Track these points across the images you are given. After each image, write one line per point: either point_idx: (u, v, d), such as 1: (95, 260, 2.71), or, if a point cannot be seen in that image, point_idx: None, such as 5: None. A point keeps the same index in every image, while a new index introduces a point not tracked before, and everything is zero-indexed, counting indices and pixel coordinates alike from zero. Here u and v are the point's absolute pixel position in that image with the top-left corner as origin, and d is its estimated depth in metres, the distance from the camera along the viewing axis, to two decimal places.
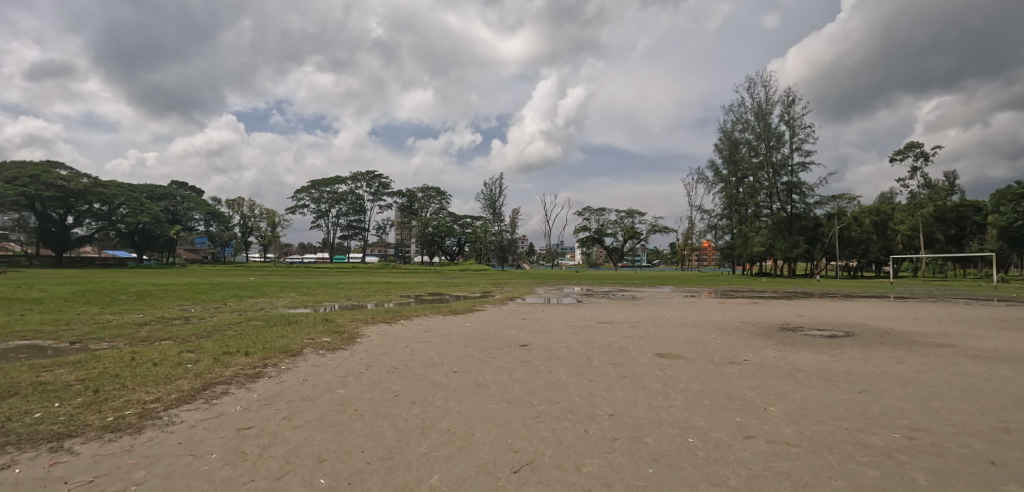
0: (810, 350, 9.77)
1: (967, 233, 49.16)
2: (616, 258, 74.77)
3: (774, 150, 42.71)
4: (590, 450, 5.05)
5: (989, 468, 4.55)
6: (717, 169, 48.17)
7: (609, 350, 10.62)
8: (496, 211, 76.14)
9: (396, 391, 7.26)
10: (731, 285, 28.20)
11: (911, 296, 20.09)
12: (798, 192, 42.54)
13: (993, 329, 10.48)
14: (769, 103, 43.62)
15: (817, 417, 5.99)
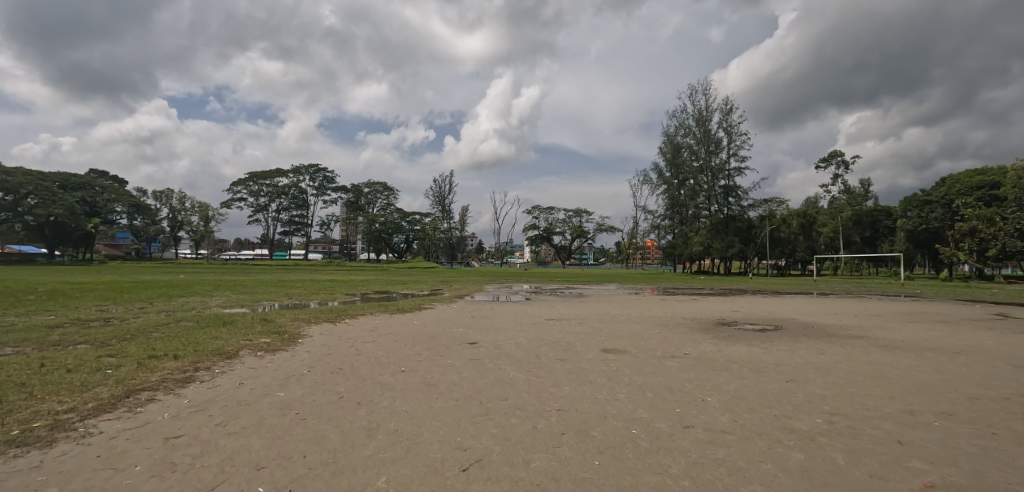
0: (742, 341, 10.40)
1: (880, 235, 54.12)
2: (564, 256, 76.14)
3: (713, 155, 45.31)
4: (539, 446, 5.13)
5: (896, 446, 5.07)
6: (661, 172, 50.01)
7: (556, 346, 10.82)
8: (445, 208, 75.00)
9: (340, 393, 7.02)
10: (674, 283, 29.40)
11: (834, 292, 21.83)
12: (734, 195, 45.17)
13: (899, 322, 11.67)
14: (709, 110, 45.98)
15: (749, 406, 6.42)
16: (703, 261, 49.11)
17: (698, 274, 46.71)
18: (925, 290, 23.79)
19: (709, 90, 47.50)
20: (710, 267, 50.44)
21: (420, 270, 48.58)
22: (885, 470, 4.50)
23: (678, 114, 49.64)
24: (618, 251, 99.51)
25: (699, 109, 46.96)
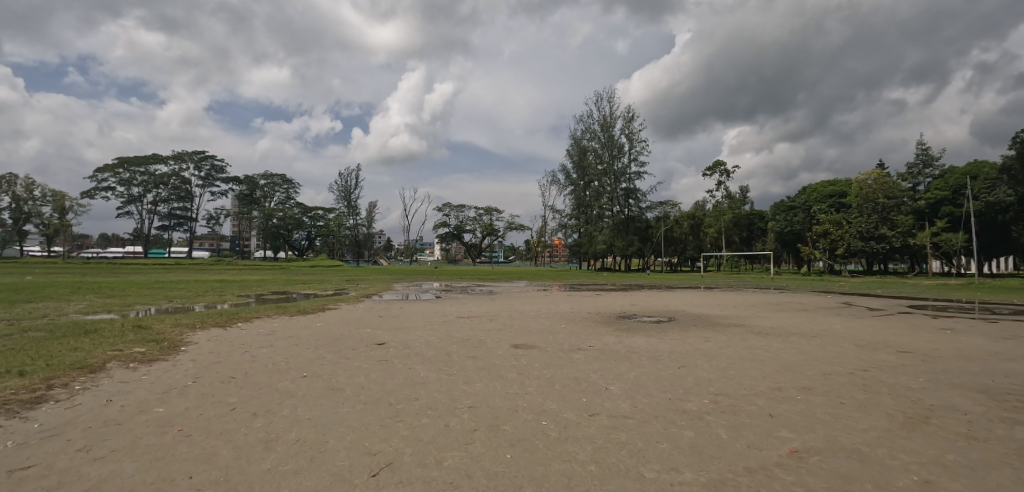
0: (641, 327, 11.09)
1: (754, 235, 61.16)
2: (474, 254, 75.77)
3: (616, 159, 48.37)
4: (451, 444, 4.10)
5: (836, 412, 4.46)
6: (568, 173, 52.21)
7: (467, 344, 10.86)
8: (351, 203, 70.64)
9: (234, 404, 5.79)
10: (582, 280, 30.87)
11: (720, 286, 24.35)
12: (634, 198, 48.45)
13: (767, 311, 13.44)
14: (613, 117, 48.91)
15: (648, 392, 5.32)
16: (607, 258, 51.38)
17: (602, 271, 49.44)
18: (790, 283, 27.49)
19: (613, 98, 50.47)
20: (612, 265, 53.71)
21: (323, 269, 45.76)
22: (757, 439, 3.66)
23: (584, 119, 52.12)
24: (526, 250, 101.50)
25: (605, 115, 49.56)
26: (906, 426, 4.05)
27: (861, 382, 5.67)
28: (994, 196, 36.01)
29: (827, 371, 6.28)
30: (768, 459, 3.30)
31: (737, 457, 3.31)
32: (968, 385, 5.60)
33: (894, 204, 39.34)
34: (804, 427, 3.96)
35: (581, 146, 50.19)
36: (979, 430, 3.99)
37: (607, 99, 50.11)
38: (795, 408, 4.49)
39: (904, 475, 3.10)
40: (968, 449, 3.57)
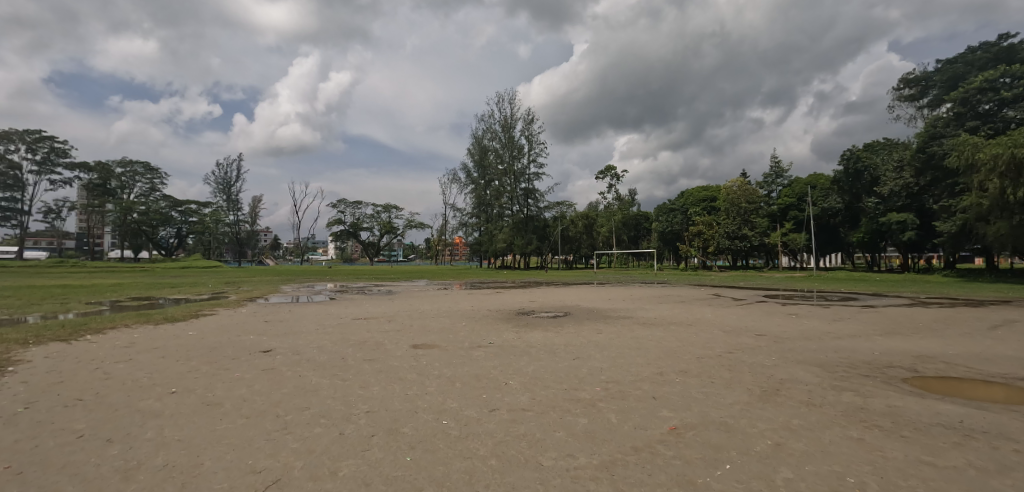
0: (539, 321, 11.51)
1: (641, 235, 66.00)
2: (372, 253, 72.27)
3: (516, 159, 49.46)
4: (347, 453, 3.69)
5: (718, 397, 4.76)
6: (469, 171, 52.14)
7: (363, 346, 10.44)
8: (231, 197, 64.13)
9: (80, 431, 4.78)
10: (481, 278, 31.05)
11: (610, 282, 26.06)
12: (533, 198, 49.94)
13: (651, 304, 14.66)
14: (514, 118, 49.77)
15: (544, 384, 4.97)
16: (506, 257, 52.50)
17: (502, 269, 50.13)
18: (671, 278, 30.19)
19: (514, 99, 51.27)
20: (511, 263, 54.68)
21: (196, 271, 40.97)
22: (641, 420, 3.92)
23: (485, 117, 52.29)
24: (426, 248, 99.51)
25: (505, 116, 50.41)
26: (762, 399, 4.67)
27: (726, 362, 6.46)
28: (828, 203, 42.83)
29: (700, 354, 7.06)
30: (652, 438, 3.53)
31: (626, 438, 3.46)
32: (807, 360, 6.63)
33: (753, 208, 44.95)
34: (681, 405, 4.36)
35: (482, 145, 50.44)
36: (814, 398, 4.74)
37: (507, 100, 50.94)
38: (674, 389, 4.94)
39: (761, 441, 3.57)
40: (808, 415, 4.22)
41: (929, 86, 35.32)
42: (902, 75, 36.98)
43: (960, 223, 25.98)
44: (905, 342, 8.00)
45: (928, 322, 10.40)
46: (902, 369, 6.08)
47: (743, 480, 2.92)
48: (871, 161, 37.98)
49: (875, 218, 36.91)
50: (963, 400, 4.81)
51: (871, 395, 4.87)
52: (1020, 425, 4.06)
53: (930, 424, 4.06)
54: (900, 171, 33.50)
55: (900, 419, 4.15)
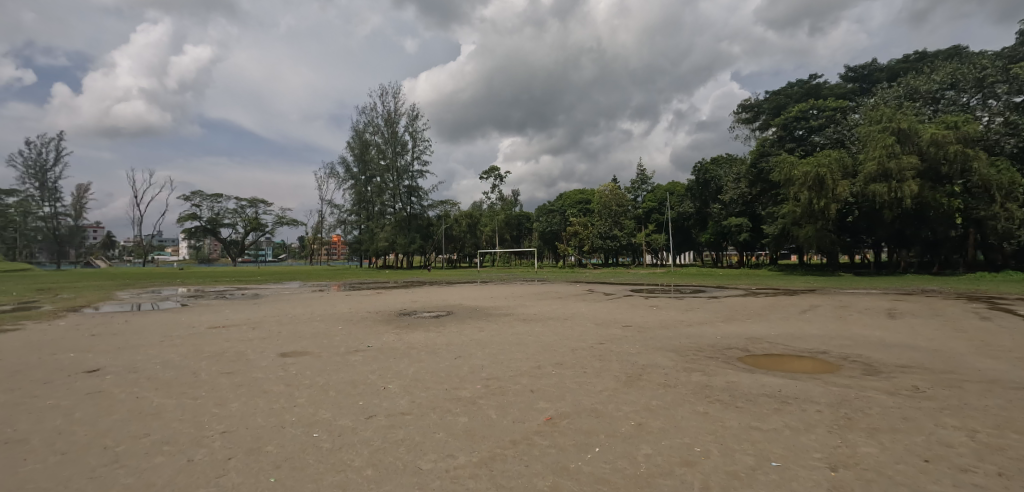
0: (421, 320, 11.33)
1: (523, 234, 68.18)
2: (236, 252, 65.10)
3: (399, 156, 48.13)
4: (197, 481, 3.07)
5: (589, 385, 5.10)
6: (348, 166, 49.45)
7: (222, 355, 9.35)
8: (49, 186, 53.45)
9: None
10: (361, 278, 29.63)
11: (493, 280, 26.53)
12: (416, 196, 48.98)
13: (532, 300, 15.22)
14: (398, 113, 48.26)
15: (425, 385, 4.90)
16: (388, 257, 50.78)
17: (383, 269, 48.39)
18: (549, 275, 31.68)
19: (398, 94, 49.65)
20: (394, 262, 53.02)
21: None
22: (519, 413, 4.06)
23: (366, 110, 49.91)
24: (299, 247, 92.24)
25: (388, 110, 48.72)
26: (627, 384, 5.11)
27: (598, 352, 6.96)
28: (682, 208, 48.19)
29: (574, 346, 7.51)
30: (529, 429, 3.68)
31: (505, 433, 3.55)
32: (665, 346, 7.40)
33: (622, 211, 48.89)
34: (556, 396, 4.60)
35: (363, 139, 48.14)
36: (670, 380, 5.31)
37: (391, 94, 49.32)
38: (550, 381, 5.19)
39: (626, 422, 3.91)
40: (664, 395, 4.72)
41: (760, 112, 41.44)
42: (741, 101, 42.77)
43: (781, 226, 30.91)
44: (740, 326, 9.33)
45: (757, 309, 12.22)
46: (738, 350, 7.08)
47: (609, 460, 3.17)
48: (716, 173, 43.51)
49: (720, 221, 42.41)
50: (782, 372, 5.74)
51: (715, 374, 5.59)
52: (821, 390, 4.96)
53: (758, 395, 4.78)
54: (738, 182, 38.70)
55: (736, 393, 4.84)
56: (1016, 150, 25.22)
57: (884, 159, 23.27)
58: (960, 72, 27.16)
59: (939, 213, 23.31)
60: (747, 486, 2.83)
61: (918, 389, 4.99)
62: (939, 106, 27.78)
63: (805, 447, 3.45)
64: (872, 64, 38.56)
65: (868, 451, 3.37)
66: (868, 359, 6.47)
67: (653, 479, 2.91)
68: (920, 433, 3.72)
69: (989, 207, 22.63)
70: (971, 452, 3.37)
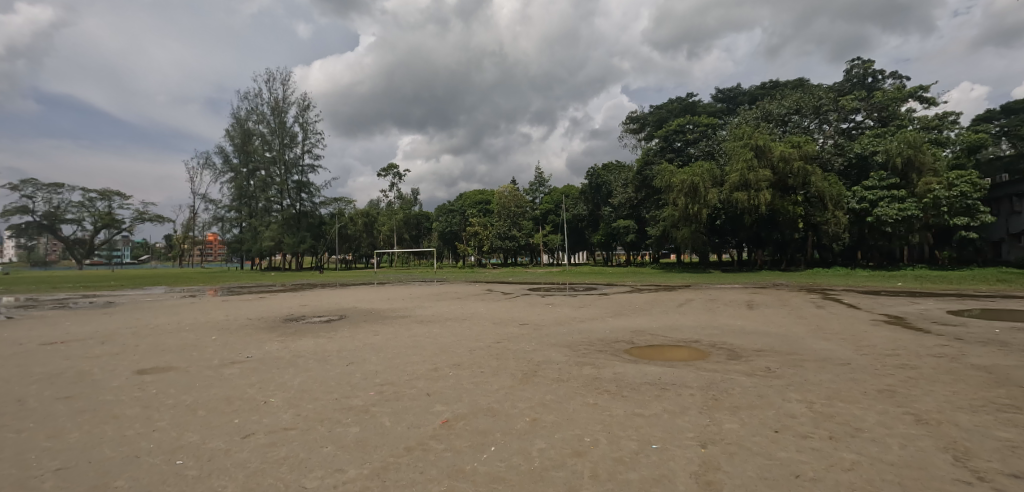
0: (310, 325, 10.62)
1: (422, 234, 67.01)
2: (82, 253, 55.99)
3: (287, 148, 44.78)
4: None
5: (486, 384, 5.13)
6: (227, 157, 44.92)
7: (60, 374, 7.95)
8: None
9: None
10: (240, 281, 27.10)
11: (389, 282, 25.71)
12: (306, 191, 45.89)
13: (430, 302, 15.00)
14: (287, 102, 44.86)
15: (312, 396, 4.60)
16: (274, 257, 46.97)
17: (268, 271, 44.65)
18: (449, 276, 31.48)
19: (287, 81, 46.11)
20: (281, 263, 49.21)
21: None
22: (414, 418, 3.96)
23: (249, 96, 45.67)
24: (165, 248, 81.89)
25: (275, 98, 45.08)
26: (522, 381, 5.24)
27: (495, 351, 7.04)
28: (577, 211, 50.64)
29: (472, 347, 7.52)
30: (425, 434, 3.61)
31: (398, 440, 3.44)
32: (559, 343, 7.70)
33: (520, 212, 50.09)
34: (453, 398, 4.58)
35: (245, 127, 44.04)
36: (563, 374, 5.53)
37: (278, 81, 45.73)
38: (447, 383, 5.15)
39: (521, 419, 4.00)
40: (558, 389, 4.91)
41: (646, 124, 44.96)
42: (629, 114, 46.04)
43: (662, 228, 33.71)
44: (627, 321, 10.00)
45: (641, 304, 13.22)
46: (624, 343, 7.59)
47: (505, 458, 3.20)
48: (607, 179, 46.39)
49: (610, 223, 45.26)
50: (661, 361, 6.27)
51: (603, 366, 5.94)
52: (694, 375, 5.49)
53: (641, 383, 5.17)
54: (626, 187, 41.51)
55: (621, 383, 5.18)
56: (843, 168, 29.77)
57: (745, 172, 26.45)
58: (803, 100, 31.72)
59: (787, 219, 27.00)
60: (628, 470, 3.03)
61: (770, 370, 5.73)
62: (787, 128, 31.90)
63: (680, 428, 3.78)
64: (737, 89, 43.76)
65: (731, 427, 3.79)
66: (731, 345, 7.31)
67: (546, 473, 2.99)
68: (771, 408, 4.28)
69: (823, 213, 26.68)
70: (810, 420, 3.94)
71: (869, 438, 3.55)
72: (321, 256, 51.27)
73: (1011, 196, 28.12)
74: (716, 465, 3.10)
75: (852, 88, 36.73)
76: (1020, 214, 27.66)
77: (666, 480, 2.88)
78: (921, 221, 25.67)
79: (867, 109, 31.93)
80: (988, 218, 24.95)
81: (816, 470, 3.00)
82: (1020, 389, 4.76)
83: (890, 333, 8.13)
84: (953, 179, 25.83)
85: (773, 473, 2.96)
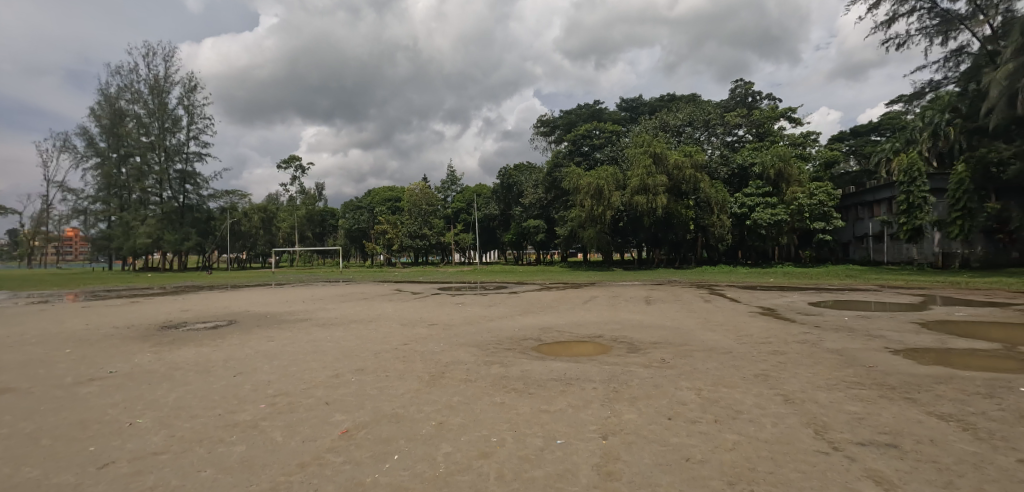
0: (193, 333, 9.56)
1: (327, 231, 63.51)
2: None
3: (168, 133, 40.25)
4: None
5: (391, 389, 4.95)
6: (91, 139, 39.29)
7: None
8: None
9: None
10: (108, 284, 23.81)
11: (288, 282, 24.05)
12: (192, 183, 41.55)
13: (334, 303, 14.25)
14: (169, 81, 40.18)
15: (190, 414, 4.14)
16: (151, 256, 41.96)
17: (143, 271, 39.76)
18: (355, 276, 30.24)
19: (170, 58, 41.31)
20: (160, 262, 44.10)
21: None
22: (310, 431, 3.70)
23: (122, 71, 40.36)
24: (9, 245, 69.76)
25: (155, 76, 40.28)
26: (429, 384, 5.12)
27: (402, 354, 6.85)
28: (488, 210, 50.94)
29: (377, 350, 7.25)
30: (322, 448, 3.38)
31: (291, 456, 3.19)
32: (468, 342, 7.67)
33: (432, 210, 49.27)
34: (355, 406, 4.36)
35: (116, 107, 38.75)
36: (471, 375, 5.51)
37: (159, 58, 40.93)
38: (349, 390, 4.89)
39: (427, 423, 3.90)
40: (465, 390, 4.86)
41: (556, 128, 46.42)
42: (540, 117, 47.25)
43: (570, 228, 34.99)
44: (535, 319, 10.22)
45: (550, 302, 13.57)
46: (532, 340, 7.73)
47: (409, 466, 3.08)
48: (518, 179, 47.27)
49: (520, 223, 46.13)
50: (566, 357, 6.48)
51: (512, 365, 6.01)
52: (596, 369, 5.74)
53: (547, 379, 5.30)
54: (536, 188, 42.47)
55: (530, 380, 5.27)
56: (727, 176, 32.68)
57: (644, 177, 28.26)
58: (695, 113, 34.60)
59: (680, 221, 29.27)
60: (534, 467, 3.06)
61: (664, 361, 6.14)
62: (682, 138, 34.57)
63: (583, 422, 3.91)
64: (639, 99, 46.69)
65: (630, 418, 4.00)
66: (631, 339, 7.75)
67: (451, 477, 2.92)
68: (665, 397, 4.58)
69: (710, 216, 29.29)
70: (698, 406, 4.28)
71: (748, 419, 3.93)
72: (210, 255, 46.74)
73: (857, 205, 32.86)
74: (616, 455, 3.24)
75: (736, 105, 40.79)
76: (863, 221, 32.44)
77: (569, 474, 2.95)
78: (789, 225, 29.49)
79: (747, 125, 35.55)
80: (839, 224, 29.30)
81: (703, 453, 3.25)
82: (864, 368, 5.56)
83: (764, 323, 9.11)
84: (813, 190, 29.87)
85: (666, 459, 3.15)
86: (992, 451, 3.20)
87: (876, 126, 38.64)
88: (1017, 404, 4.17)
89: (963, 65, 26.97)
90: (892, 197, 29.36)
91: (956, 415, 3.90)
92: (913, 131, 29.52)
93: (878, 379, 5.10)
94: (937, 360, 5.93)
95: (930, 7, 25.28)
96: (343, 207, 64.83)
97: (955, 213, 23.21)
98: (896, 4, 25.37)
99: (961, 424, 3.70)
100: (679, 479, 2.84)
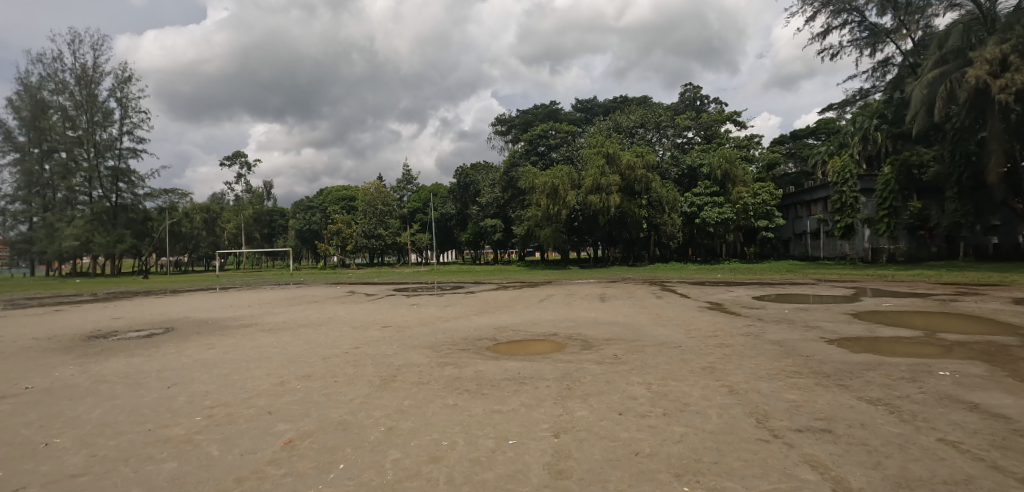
0: (124, 343, 8.86)
1: (276, 232, 61.13)
2: None
3: (99, 127, 37.71)
4: None
5: (338, 396, 4.74)
6: (9, 133, 36.01)
7: None
8: None
9: None
10: (30, 291, 21.90)
11: (233, 286, 22.95)
12: (125, 181, 39.02)
13: (283, 307, 13.72)
14: (98, 71, 37.40)
15: (116, 430, 3.85)
16: (80, 260, 39.03)
17: (70, 277, 36.88)
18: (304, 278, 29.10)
19: (99, 46, 38.57)
20: (90, 267, 41.03)
21: None
22: (253, 443, 3.51)
23: (45, 59, 37.35)
24: None
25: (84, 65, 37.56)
26: (379, 388, 5.01)
27: (351, 358, 6.63)
28: (445, 210, 50.59)
29: (326, 354, 6.99)
30: (262, 461, 3.22)
31: (228, 471, 3.03)
32: (421, 344, 7.52)
33: (387, 210, 48.20)
34: (300, 415, 4.17)
35: (37, 97, 35.58)
36: (424, 377, 5.41)
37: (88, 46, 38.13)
38: (294, 398, 4.69)
39: (375, 429, 3.80)
40: (417, 393, 4.76)
41: (512, 127, 46.51)
42: (497, 116, 47.31)
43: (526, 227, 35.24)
44: (489, 318, 10.17)
45: (506, 301, 13.55)
46: (486, 340, 7.69)
47: (353, 476, 2.97)
48: (475, 178, 47.06)
49: (477, 222, 46.06)
50: (522, 356, 6.47)
51: (465, 365, 5.94)
52: (550, 367, 5.75)
53: (501, 379, 5.27)
54: (492, 187, 42.29)
55: (482, 381, 5.21)
56: (677, 176, 33.66)
57: (598, 176, 28.72)
58: (647, 115, 35.56)
59: (634, 220, 29.98)
60: (485, 470, 3.02)
61: (616, 357, 6.24)
62: (635, 138, 35.35)
63: (535, 421, 3.91)
64: (593, 100, 47.54)
65: (582, 415, 4.03)
66: (585, 337, 7.84)
67: (398, 484, 2.84)
68: (616, 392, 4.64)
69: (662, 215, 30.21)
70: (649, 400, 4.36)
71: (694, 411, 4.04)
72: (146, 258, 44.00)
73: (796, 204, 34.82)
74: (568, 453, 3.25)
75: (685, 108, 42.30)
76: (802, 219, 34.39)
77: (521, 474, 2.93)
78: (735, 223, 30.91)
79: (696, 127, 36.82)
80: (780, 221, 31.11)
81: (652, 446, 3.31)
82: (802, 358, 5.85)
83: (711, 318, 9.42)
84: (757, 190, 31.45)
85: (617, 454, 3.18)
86: (916, 432, 3.41)
87: (813, 130, 40.97)
88: (936, 387, 4.51)
89: (888, 75, 29.11)
90: (827, 197, 31.27)
91: (883, 399, 4.16)
92: (845, 135, 31.47)
93: (813, 368, 5.37)
94: (866, 348, 6.33)
95: (860, 20, 27.07)
96: (293, 206, 62.60)
97: (883, 211, 25.04)
98: (830, 17, 26.96)
99: (888, 408, 3.96)
100: (629, 474, 2.88)
